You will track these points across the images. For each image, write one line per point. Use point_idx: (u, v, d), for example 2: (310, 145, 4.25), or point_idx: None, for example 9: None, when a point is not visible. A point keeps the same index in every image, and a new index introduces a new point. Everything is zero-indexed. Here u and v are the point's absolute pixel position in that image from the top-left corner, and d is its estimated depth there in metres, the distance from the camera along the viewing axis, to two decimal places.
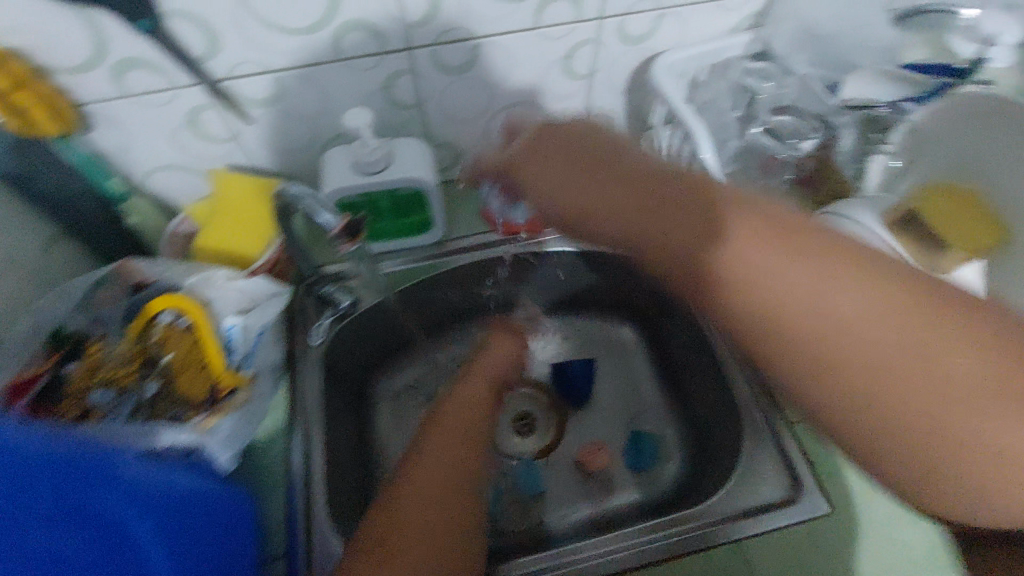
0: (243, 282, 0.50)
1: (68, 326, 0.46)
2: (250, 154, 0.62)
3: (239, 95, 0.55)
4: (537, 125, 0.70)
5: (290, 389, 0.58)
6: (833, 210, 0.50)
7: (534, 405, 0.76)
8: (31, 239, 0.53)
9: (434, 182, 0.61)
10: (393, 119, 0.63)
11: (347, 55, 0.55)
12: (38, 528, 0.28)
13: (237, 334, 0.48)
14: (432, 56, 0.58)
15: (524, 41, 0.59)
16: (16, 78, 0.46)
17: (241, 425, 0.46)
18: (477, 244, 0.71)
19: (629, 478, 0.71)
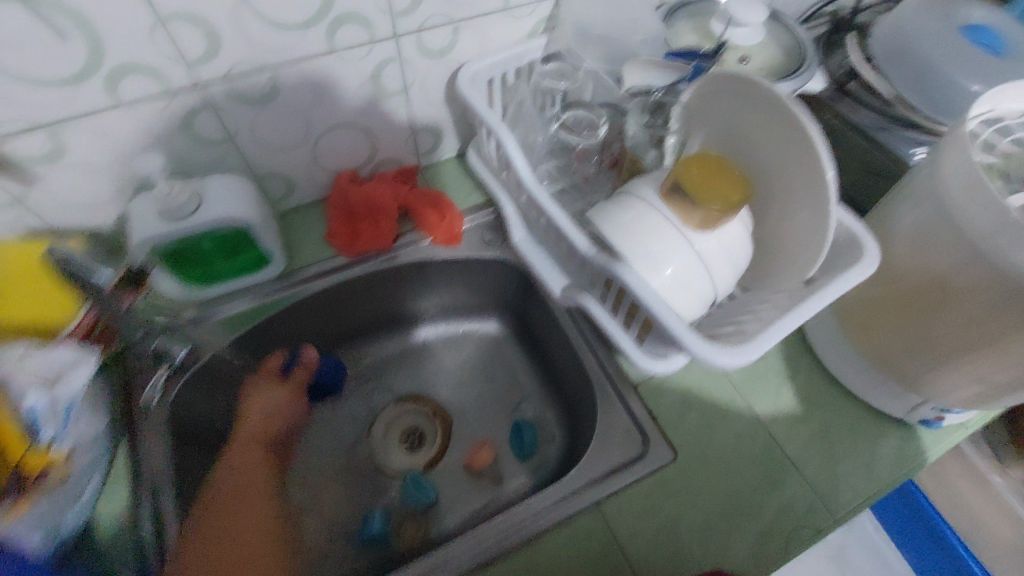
0: (43, 356, 0.47)
1: None
2: (45, 216, 0.57)
3: (10, 156, 0.51)
4: (365, 145, 0.71)
5: (130, 458, 0.55)
6: (626, 189, 0.55)
7: (418, 418, 0.78)
8: None
9: (258, 217, 0.60)
10: (205, 158, 0.61)
11: (129, 99, 0.52)
12: None
13: (42, 412, 0.45)
14: (228, 90, 0.56)
15: (325, 66, 0.60)
16: None
17: (54, 505, 0.45)
18: (325, 269, 0.70)
19: (517, 467, 0.73)
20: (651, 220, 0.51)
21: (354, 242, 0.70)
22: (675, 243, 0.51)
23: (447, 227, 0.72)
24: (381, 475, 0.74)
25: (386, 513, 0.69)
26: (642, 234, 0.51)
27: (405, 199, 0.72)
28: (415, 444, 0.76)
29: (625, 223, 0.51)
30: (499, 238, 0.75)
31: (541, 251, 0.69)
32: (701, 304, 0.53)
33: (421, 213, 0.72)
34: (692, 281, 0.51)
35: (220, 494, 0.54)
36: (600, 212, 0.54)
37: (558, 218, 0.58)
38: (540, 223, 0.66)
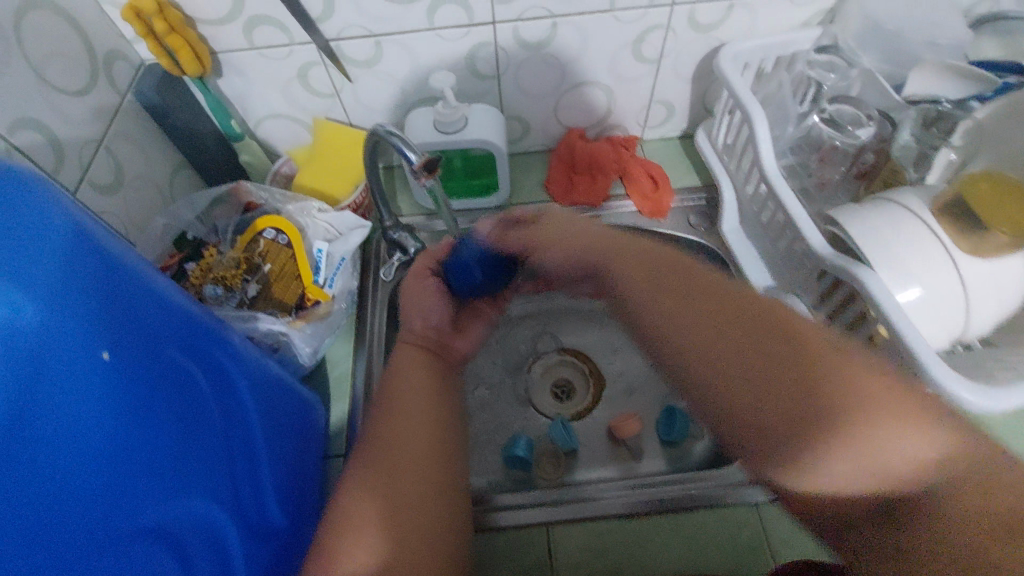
0: (332, 214, 0.58)
1: (189, 233, 0.54)
2: (346, 110, 0.70)
3: (344, 55, 0.63)
4: (603, 107, 0.75)
5: (358, 320, 0.66)
6: (883, 196, 0.52)
7: (573, 371, 0.81)
8: (163, 163, 0.63)
9: (503, 146, 0.67)
10: (472, 88, 0.69)
11: (439, 24, 0.61)
12: (180, 355, 0.38)
13: (323, 257, 0.56)
14: (513, 31, 0.63)
15: (599, 24, 0.64)
16: (172, 24, 0.55)
17: (321, 331, 0.54)
18: (538, 212, 0.76)
19: (657, 448, 0.73)
20: (913, 232, 0.48)
21: (570, 194, 0.76)
22: (934, 262, 0.47)
23: (658, 201, 0.74)
24: (531, 410, 0.79)
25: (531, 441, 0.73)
26: (896, 241, 0.48)
27: (625, 164, 0.75)
28: (563, 392, 0.80)
29: (873, 227, 0.49)
30: (705, 224, 0.74)
31: (750, 245, 0.67)
32: (945, 337, 0.48)
33: (637, 181, 0.75)
34: (942, 306, 0.47)
35: (385, 420, 0.50)
36: (846, 212, 0.52)
37: (793, 210, 0.56)
38: (761, 215, 0.64)
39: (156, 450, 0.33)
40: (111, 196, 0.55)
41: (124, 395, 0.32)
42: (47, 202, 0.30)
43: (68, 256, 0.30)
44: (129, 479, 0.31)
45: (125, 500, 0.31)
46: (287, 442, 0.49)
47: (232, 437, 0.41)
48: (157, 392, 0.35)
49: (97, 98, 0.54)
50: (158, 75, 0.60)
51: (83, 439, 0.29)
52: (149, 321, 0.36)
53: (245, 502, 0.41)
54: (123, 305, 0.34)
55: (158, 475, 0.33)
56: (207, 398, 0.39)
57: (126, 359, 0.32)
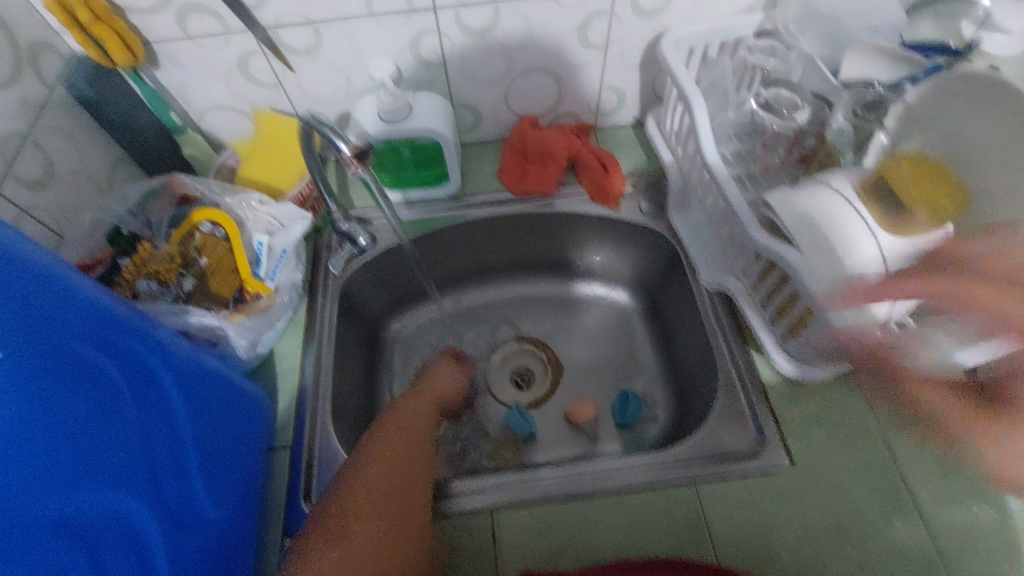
0: (273, 206, 0.57)
1: (124, 227, 0.54)
2: (290, 100, 0.69)
3: (283, 44, 0.62)
4: (553, 94, 0.75)
5: (307, 312, 0.65)
6: (814, 180, 0.53)
7: (533, 360, 0.81)
8: (99, 156, 0.62)
9: (451, 136, 0.66)
10: (418, 76, 0.69)
11: (378, 11, 0.61)
12: (88, 347, 0.38)
13: (263, 249, 0.55)
14: (456, 18, 0.63)
15: (541, 9, 0.63)
16: (97, 13, 0.54)
17: (260, 325, 0.54)
18: (491, 201, 0.76)
19: (614, 434, 0.73)
20: (837, 208, 0.48)
21: (522, 182, 0.75)
22: (860, 240, 0.47)
23: (609, 185, 0.73)
24: (489, 399, 0.78)
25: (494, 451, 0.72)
26: (826, 223, 0.48)
27: (577, 150, 0.74)
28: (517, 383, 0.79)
29: (801, 208, 0.50)
30: (656, 210, 0.74)
31: (698, 230, 0.68)
32: (875, 316, 0.48)
33: (588, 167, 0.74)
34: (872, 286, 0.47)
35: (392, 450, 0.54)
36: (779, 195, 0.52)
37: (731, 194, 0.56)
38: (706, 200, 0.65)
39: (52, 447, 0.33)
40: (41, 191, 0.54)
41: (16, 389, 0.32)
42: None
43: None
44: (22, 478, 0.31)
45: (19, 496, 0.31)
46: (225, 428, 0.49)
47: (149, 430, 0.41)
48: (62, 383, 0.35)
49: (23, 90, 0.53)
50: (89, 66, 0.58)
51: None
52: (54, 316, 0.35)
53: (166, 491, 0.42)
54: (22, 295, 0.34)
55: (53, 467, 0.33)
56: (121, 387, 0.39)
57: (26, 350, 0.33)
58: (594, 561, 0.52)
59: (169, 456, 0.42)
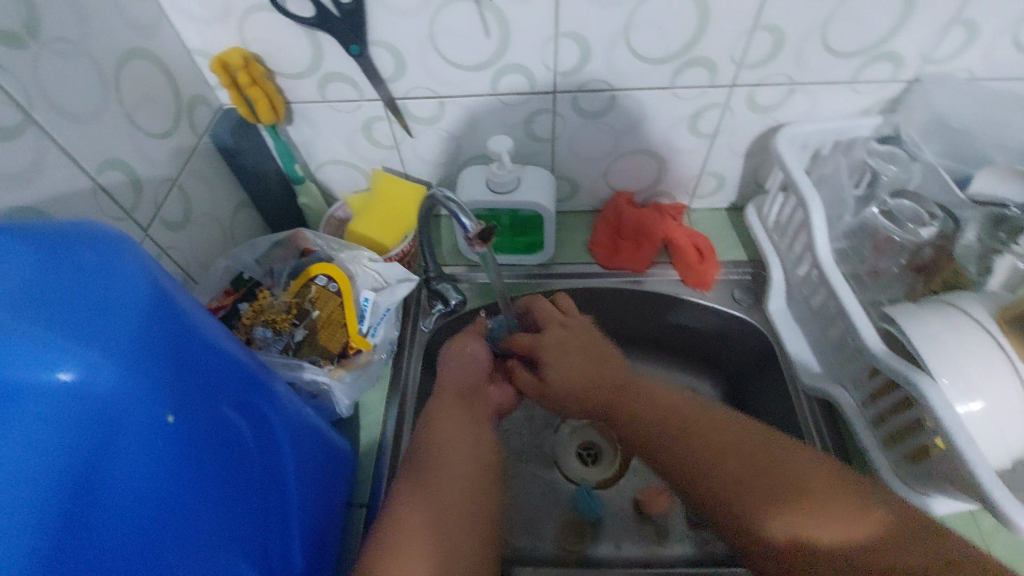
0: (382, 265, 0.59)
1: (247, 273, 0.57)
2: (403, 161, 0.73)
3: (408, 112, 0.66)
4: (653, 175, 0.76)
5: (394, 369, 0.66)
6: (943, 300, 0.50)
7: (603, 437, 0.79)
8: (228, 200, 0.66)
9: (552, 210, 0.68)
10: (527, 149, 0.71)
11: (502, 90, 0.64)
12: (231, 409, 0.39)
13: (369, 306, 0.57)
14: (573, 101, 0.65)
15: (657, 98, 0.65)
16: (254, 77, 0.59)
17: (358, 381, 0.55)
18: (579, 273, 0.76)
19: (685, 530, 0.69)
20: (970, 339, 0.46)
21: (613, 257, 0.75)
22: (998, 376, 0.45)
23: (703, 272, 0.73)
24: (556, 472, 0.76)
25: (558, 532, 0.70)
26: (960, 352, 0.46)
27: (672, 233, 0.74)
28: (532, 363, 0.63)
29: (931, 333, 0.47)
30: (750, 299, 0.72)
31: (797, 327, 0.66)
32: (1011, 458, 0.45)
33: (681, 250, 0.73)
34: (1011, 428, 0.44)
35: (433, 458, 0.51)
36: (905, 312, 0.50)
37: (847, 302, 0.54)
38: (810, 299, 0.63)
39: (190, 513, 0.34)
40: (179, 232, 0.58)
41: (169, 455, 0.33)
42: (133, 266, 0.31)
43: (157, 322, 0.32)
44: (160, 545, 0.32)
45: (152, 563, 0.31)
46: (321, 488, 0.50)
47: (265, 491, 0.42)
48: (208, 446, 0.36)
49: (179, 140, 0.58)
50: (234, 120, 0.64)
51: (120, 506, 0.30)
52: (210, 378, 0.37)
53: (272, 554, 0.42)
54: (192, 358, 0.35)
55: (187, 530, 0.34)
56: (251, 447, 0.41)
57: (185, 416, 0.34)
58: None
59: (277, 516, 0.43)
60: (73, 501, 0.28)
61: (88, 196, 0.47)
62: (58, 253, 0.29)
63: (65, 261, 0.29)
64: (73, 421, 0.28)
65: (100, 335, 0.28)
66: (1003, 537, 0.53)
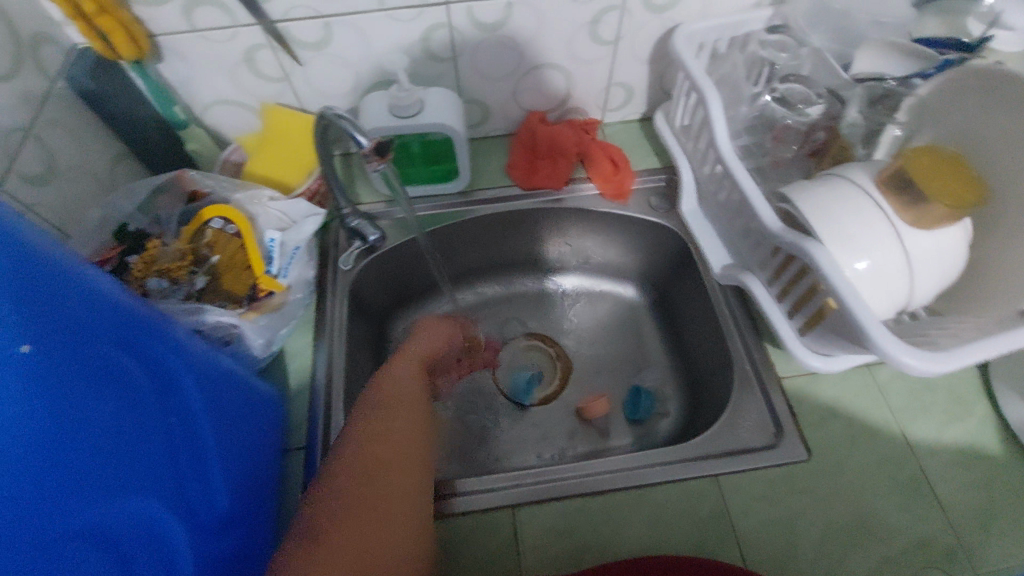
0: (285, 203, 0.56)
1: (131, 225, 0.52)
2: (297, 95, 0.68)
3: (292, 37, 0.61)
4: (561, 90, 0.75)
5: (316, 311, 0.64)
6: (833, 172, 0.54)
7: (542, 356, 0.79)
8: (102, 153, 0.60)
9: (463, 131, 0.66)
10: (430, 71, 0.68)
11: (390, 5, 0.60)
12: (110, 348, 0.34)
13: (275, 246, 0.54)
14: (467, 12, 0.62)
15: (554, 3, 0.63)
16: (104, 4, 0.53)
17: (275, 322, 0.53)
18: (499, 196, 0.75)
19: (625, 429, 0.72)
20: (854, 202, 0.50)
21: (531, 176, 0.75)
22: (880, 233, 0.48)
23: (621, 183, 0.74)
24: (499, 396, 0.76)
25: (506, 448, 0.71)
26: (847, 217, 0.49)
27: (586, 148, 0.75)
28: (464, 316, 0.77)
29: (822, 202, 0.50)
30: (666, 205, 0.74)
31: (709, 225, 0.68)
32: (892, 306, 0.50)
33: (597, 163, 0.74)
34: (891, 275, 0.48)
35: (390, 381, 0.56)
36: (799, 188, 0.53)
37: (748, 189, 0.56)
38: (718, 195, 0.65)
39: (77, 452, 0.29)
40: (42, 187, 0.52)
41: (36, 398, 0.28)
42: None
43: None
44: (40, 491, 0.27)
45: (23, 523, 0.26)
46: (238, 432, 0.46)
47: (172, 433, 0.37)
48: (98, 381, 0.32)
49: (23, 84, 0.51)
50: (93, 61, 0.57)
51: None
52: (76, 316, 0.32)
53: (190, 496, 0.38)
54: (43, 299, 0.30)
55: (92, 475, 0.30)
56: (139, 377, 0.36)
57: (55, 356, 0.29)
58: (617, 552, 0.51)
59: (196, 463, 0.39)
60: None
61: None
62: None
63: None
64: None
65: None
66: (892, 385, 0.59)
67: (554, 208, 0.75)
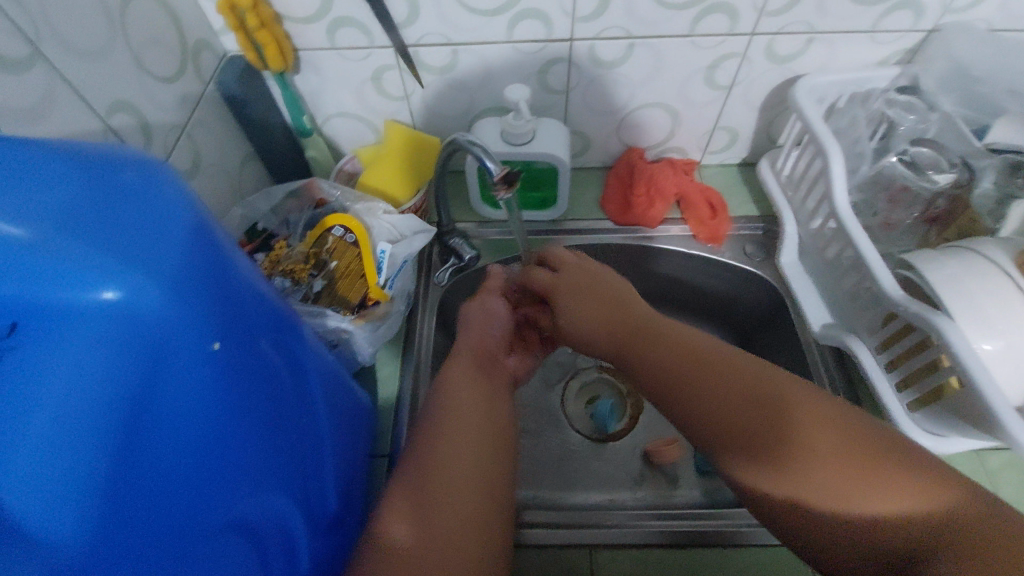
0: (398, 217, 0.59)
1: (261, 224, 0.57)
2: (412, 114, 0.71)
3: (419, 61, 0.64)
4: (666, 130, 0.75)
5: (408, 324, 0.66)
6: (963, 245, 0.51)
7: (613, 393, 0.79)
8: (235, 152, 0.65)
9: (568, 162, 0.67)
10: (541, 101, 0.70)
11: (516, 37, 0.62)
12: (268, 347, 0.36)
13: (386, 258, 0.56)
14: (589, 49, 0.63)
15: (675, 47, 0.63)
16: (262, 20, 0.57)
17: (380, 332, 0.55)
18: (591, 228, 0.75)
19: (696, 479, 0.70)
20: (989, 282, 0.47)
21: (627, 213, 0.75)
22: (1018, 318, 0.46)
23: (716, 228, 0.73)
24: (568, 428, 0.76)
25: (572, 482, 0.71)
26: (982, 296, 0.47)
27: (684, 189, 0.74)
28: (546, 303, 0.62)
29: (952, 277, 0.48)
30: (761, 254, 0.73)
31: (809, 280, 0.66)
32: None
33: (694, 206, 0.74)
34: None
35: (440, 417, 0.46)
36: (922, 259, 0.51)
37: (865, 251, 0.54)
38: (825, 252, 0.63)
39: (232, 447, 0.32)
40: (188, 181, 0.56)
41: (207, 392, 0.30)
42: (179, 197, 0.29)
43: (199, 253, 0.29)
44: (202, 478, 0.30)
45: (184, 509, 0.28)
46: (345, 436, 0.48)
47: (303, 432, 0.40)
48: (256, 379, 0.34)
49: (184, 87, 0.56)
50: (241, 69, 0.62)
51: (174, 444, 0.28)
52: (251, 315, 0.34)
53: (312, 493, 0.40)
54: (230, 299, 0.32)
55: (242, 467, 0.32)
56: (284, 379, 0.38)
57: (229, 354, 0.31)
58: None
59: (317, 460, 0.41)
60: (129, 427, 0.26)
61: (100, 139, 0.45)
62: (93, 171, 0.26)
63: (104, 181, 0.26)
64: (112, 339, 0.26)
65: (147, 257, 0.26)
66: (1002, 475, 0.55)
67: (645, 247, 0.75)
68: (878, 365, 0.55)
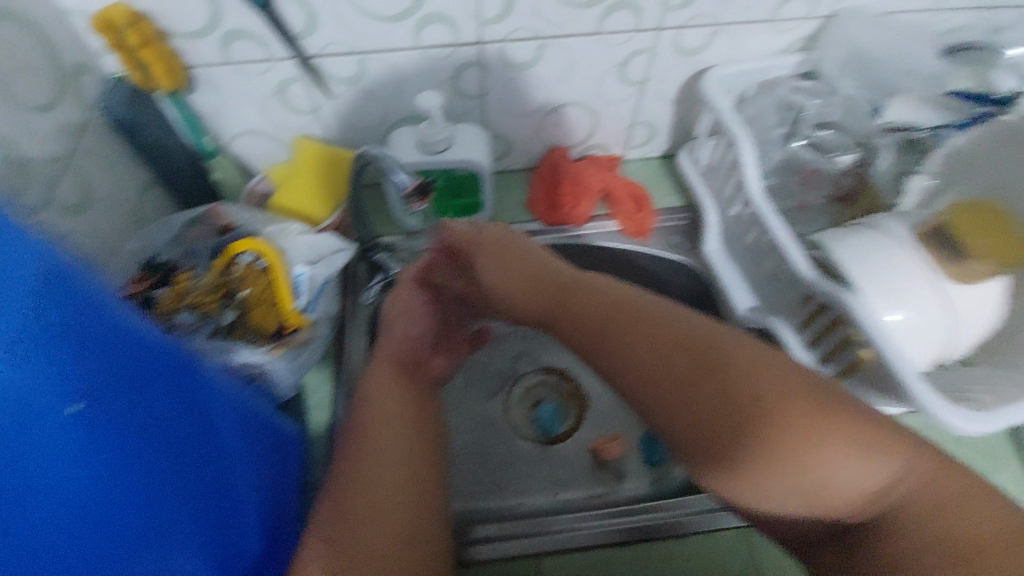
0: (313, 237, 0.56)
1: (162, 256, 0.53)
2: (325, 127, 0.68)
3: (325, 72, 0.61)
4: (586, 127, 0.75)
5: (337, 346, 0.63)
6: (864, 222, 0.54)
7: (557, 394, 0.79)
8: (131, 179, 0.60)
9: (489, 167, 0.66)
10: (458, 106, 0.69)
11: (424, 43, 0.60)
12: (156, 396, 0.32)
13: (304, 281, 0.53)
14: (499, 52, 0.63)
15: (585, 45, 0.63)
16: (145, 37, 0.53)
17: (301, 359, 0.52)
18: (521, 231, 0.74)
19: (643, 470, 0.71)
20: (890, 256, 0.49)
21: (556, 213, 0.74)
22: (916, 288, 0.48)
23: (641, 221, 0.74)
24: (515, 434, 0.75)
25: (522, 488, 0.70)
26: (884, 269, 0.49)
27: (609, 184, 0.75)
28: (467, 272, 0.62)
29: (863, 252, 0.50)
30: (687, 243, 0.74)
31: (733, 266, 0.68)
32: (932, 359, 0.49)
33: (619, 202, 0.75)
34: (929, 329, 0.48)
35: (371, 431, 0.44)
36: (831, 236, 0.53)
37: (778, 235, 0.56)
38: (743, 237, 0.65)
39: (112, 515, 0.28)
40: (75, 217, 0.52)
41: (73, 458, 0.26)
42: (24, 242, 0.25)
43: (46, 304, 0.26)
44: (72, 557, 0.26)
45: None
46: (265, 479, 0.44)
47: (212, 483, 0.36)
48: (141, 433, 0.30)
49: (60, 114, 0.51)
50: (128, 91, 0.57)
51: (35, 522, 0.24)
52: (127, 364, 0.30)
53: (228, 549, 0.36)
54: (92, 349, 0.28)
55: (126, 535, 0.28)
56: (183, 425, 0.34)
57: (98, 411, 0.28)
58: None
59: (232, 510, 0.37)
60: None
61: None
62: None
63: None
64: None
65: None
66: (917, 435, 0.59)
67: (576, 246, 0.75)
68: (798, 343, 0.57)
